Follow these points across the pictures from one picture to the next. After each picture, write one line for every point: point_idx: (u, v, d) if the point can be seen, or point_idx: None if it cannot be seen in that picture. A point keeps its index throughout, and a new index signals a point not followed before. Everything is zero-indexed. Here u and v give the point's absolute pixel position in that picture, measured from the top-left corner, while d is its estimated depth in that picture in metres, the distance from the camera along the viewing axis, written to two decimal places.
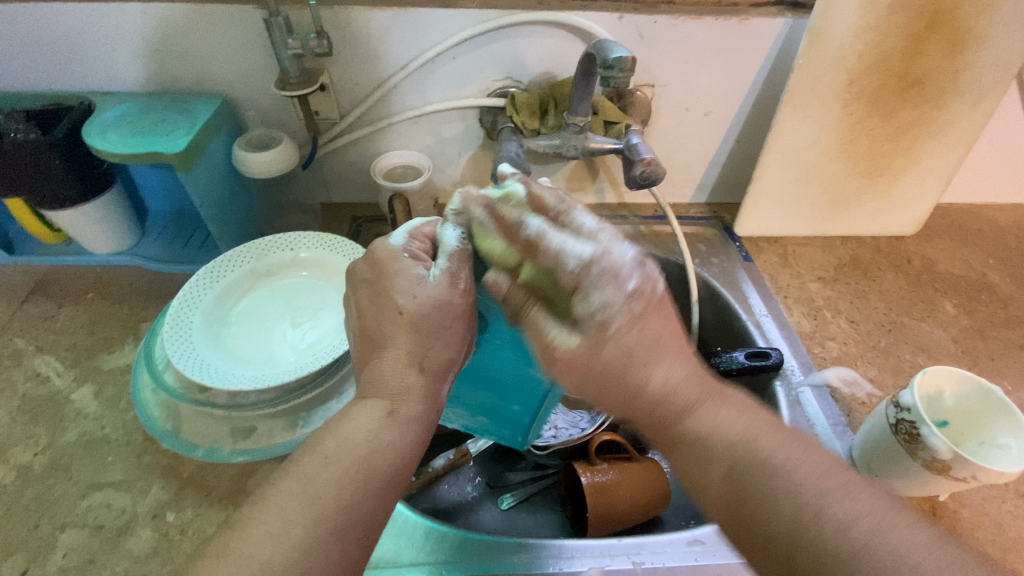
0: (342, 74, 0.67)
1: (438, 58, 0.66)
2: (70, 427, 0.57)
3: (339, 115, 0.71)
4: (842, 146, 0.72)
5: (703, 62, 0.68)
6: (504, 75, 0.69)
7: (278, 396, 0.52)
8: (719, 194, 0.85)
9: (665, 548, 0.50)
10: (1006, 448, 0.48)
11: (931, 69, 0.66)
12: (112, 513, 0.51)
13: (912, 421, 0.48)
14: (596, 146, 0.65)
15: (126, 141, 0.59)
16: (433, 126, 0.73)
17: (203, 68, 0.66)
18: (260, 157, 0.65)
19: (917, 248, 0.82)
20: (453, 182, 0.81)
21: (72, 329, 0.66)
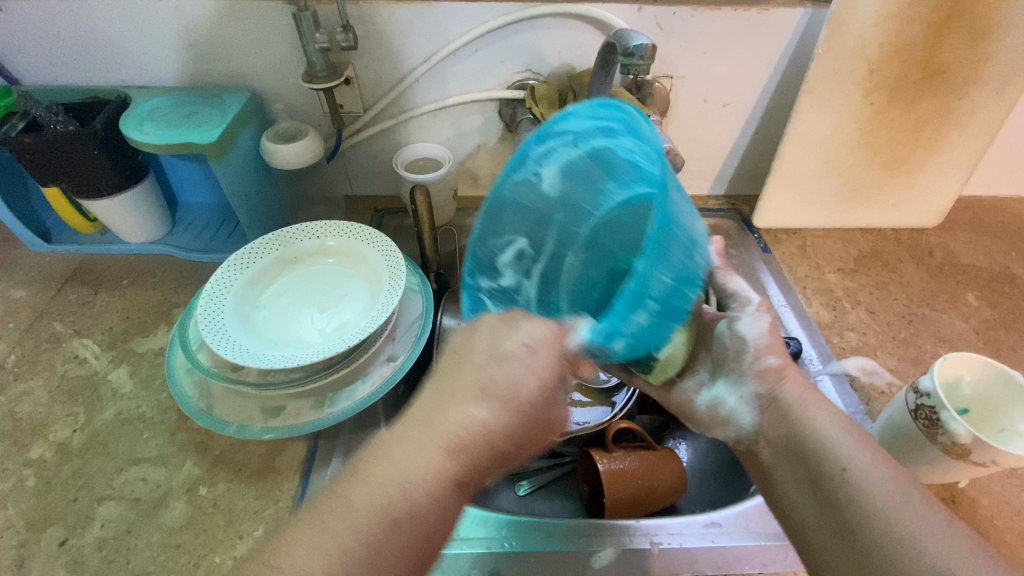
0: (366, 68, 0.69)
1: (460, 51, 0.68)
2: (107, 405, 0.59)
3: (362, 108, 0.73)
4: (861, 137, 0.72)
5: (721, 53, 0.69)
6: (524, 68, 0.70)
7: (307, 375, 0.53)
8: (737, 186, 0.85)
9: (682, 530, 0.51)
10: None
11: (953, 58, 0.65)
12: (148, 487, 0.53)
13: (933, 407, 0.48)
14: None
15: (162, 133, 0.62)
16: (454, 118, 0.75)
17: (233, 63, 0.68)
18: (288, 148, 0.67)
19: (938, 240, 0.81)
20: (472, 175, 0.82)
21: (107, 314, 0.69)
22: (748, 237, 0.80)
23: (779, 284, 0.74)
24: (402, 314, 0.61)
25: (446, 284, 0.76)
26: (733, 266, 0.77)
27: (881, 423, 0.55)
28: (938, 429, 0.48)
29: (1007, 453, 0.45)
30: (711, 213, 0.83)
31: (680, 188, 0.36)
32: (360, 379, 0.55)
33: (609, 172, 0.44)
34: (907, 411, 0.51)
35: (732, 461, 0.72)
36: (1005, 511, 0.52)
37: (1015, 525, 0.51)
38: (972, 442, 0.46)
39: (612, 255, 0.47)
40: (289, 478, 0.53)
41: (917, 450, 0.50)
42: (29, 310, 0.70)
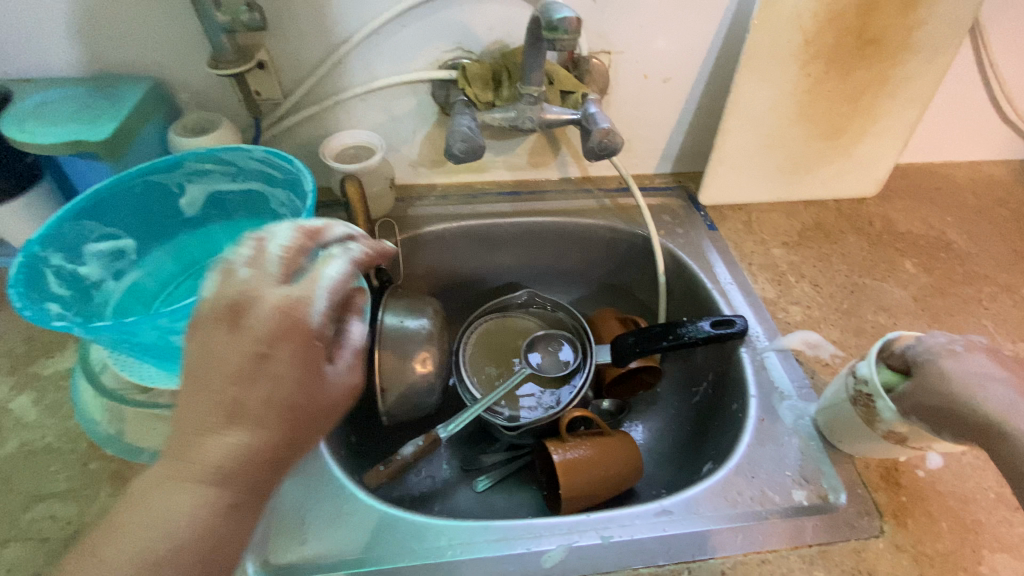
0: (281, 51, 0.64)
1: (382, 30, 0.63)
2: (7, 438, 0.54)
3: (282, 95, 0.67)
4: (800, 109, 0.72)
5: (659, 25, 0.66)
6: (455, 46, 0.66)
7: None
8: (683, 164, 0.83)
9: (632, 521, 0.50)
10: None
11: (886, 26, 0.65)
12: (59, 524, 0.48)
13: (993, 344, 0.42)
14: (552, 118, 0.63)
15: (48, 131, 0.55)
16: (384, 102, 0.70)
17: (127, 50, 0.61)
18: (199, 143, 0.61)
19: (878, 209, 0.83)
20: (410, 162, 0.78)
21: (7, 335, 0.62)
22: (695, 215, 0.79)
23: (725, 262, 0.73)
24: None
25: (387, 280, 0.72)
26: (681, 245, 0.76)
27: (824, 403, 0.55)
28: (875, 416, 0.48)
29: (939, 441, 0.46)
30: (658, 191, 0.82)
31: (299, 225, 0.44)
32: None
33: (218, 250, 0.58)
34: (847, 396, 0.51)
35: (685, 441, 0.72)
36: (945, 476, 0.53)
37: (954, 489, 0.52)
38: (906, 429, 0.47)
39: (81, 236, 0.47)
40: None
41: (857, 433, 0.51)
42: None
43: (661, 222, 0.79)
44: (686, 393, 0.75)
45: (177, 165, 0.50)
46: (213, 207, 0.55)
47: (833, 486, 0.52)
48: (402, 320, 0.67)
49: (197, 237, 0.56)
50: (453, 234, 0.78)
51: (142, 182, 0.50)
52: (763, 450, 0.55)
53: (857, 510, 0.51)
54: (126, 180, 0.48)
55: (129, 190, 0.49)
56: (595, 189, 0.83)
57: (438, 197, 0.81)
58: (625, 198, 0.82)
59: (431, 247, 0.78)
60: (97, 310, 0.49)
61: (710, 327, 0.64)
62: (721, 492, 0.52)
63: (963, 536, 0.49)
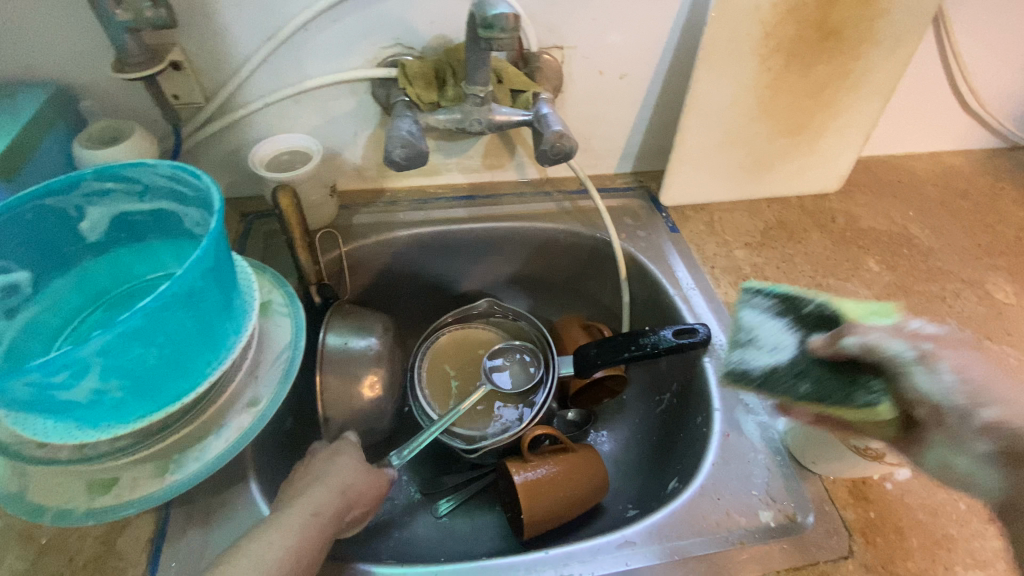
0: (198, 50, 0.57)
1: (311, 25, 0.58)
2: None
3: (204, 99, 0.61)
4: (762, 105, 0.69)
5: (612, 19, 0.62)
6: (393, 42, 0.60)
7: (138, 441, 0.43)
8: (644, 163, 0.80)
9: (594, 556, 0.47)
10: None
11: (846, 17, 0.62)
12: None
13: (811, 364, 0.44)
14: (501, 119, 0.59)
15: None
16: (319, 103, 0.64)
17: (19, 52, 0.54)
18: (107, 155, 0.55)
19: (841, 205, 0.81)
20: (354, 167, 0.73)
21: None
22: (656, 217, 0.77)
23: (688, 266, 0.71)
24: (267, 343, 0.52)
25: (332, 296, 0.66)
26: (642, 250, 0.73)
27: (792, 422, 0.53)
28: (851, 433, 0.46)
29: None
30: (618, 193, 0.79)
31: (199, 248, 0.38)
32: (213, 433, 0.46)
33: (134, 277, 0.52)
34: None
35: (651, 452, 0.69)
36: (912, 488, 0.52)
37: (922, 500, 0.51)
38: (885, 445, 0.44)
39: None
40: (134, 561, 0.44)
41: (831, 449, 0.49)
42: None
43: (622, 225, 0.75)
44: (652, 401, 0.73)
45: (71, 186, 0.45)
46: (120, 230, 0.49)
47: (802, 505, 0.50)
48: (348, 341, 0.62)
49: (104, 264, 0.50)
50: (404, 243, 0.74)
51: (30, 207, 0.44)
52: (728, 468, 0.53)
53: (825, 529, 0.49)
54: (11, 208, 0.43)
55: (17, 220, 0.44)
56: (554, 191, 0.79)
57: (387, 204, 0.76)
58: (585, 201, 0.78)
59: (381, 258, 0.73)
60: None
61: (672, 337, 0.62)
62: (686, 517, 0.50)
63: (931, 552, 0.48)
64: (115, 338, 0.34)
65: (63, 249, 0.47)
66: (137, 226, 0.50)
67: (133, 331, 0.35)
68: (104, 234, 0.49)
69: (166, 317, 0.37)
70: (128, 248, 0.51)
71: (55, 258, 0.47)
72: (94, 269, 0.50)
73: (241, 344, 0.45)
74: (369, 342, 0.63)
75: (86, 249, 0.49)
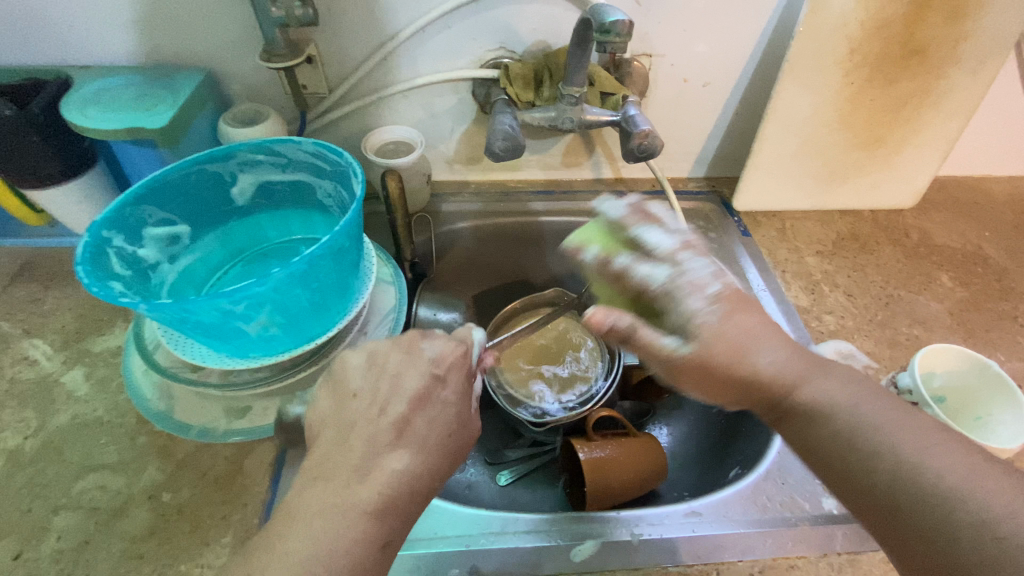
0: (329, 46, 0.65)
1: (429, 28, 0.64)
2: (60, 410, 0.56)
3: (327, 89, 0.69)
4: (841, 118, 0.71)
5: (701, 30, 0.67)
6: (497, 45, 0.67)
7: (272, 374, 0.50)
8: (718, 168, 0.83)
9: (662, 520, 0.50)
10: (1003, 424, 0.49)
11: (934, 36, 0.64)
12: (107, 495, 0.50)
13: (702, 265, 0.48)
14: (591, 119, 0.63)
15: (107, 117, 0.58)
16: (424, 99, 0.71)
17: (184, 40, 0.63)
18: (246, 133, 0.62)
19: (914, 221, 0.82)
20: (445, 159, 0.79)
21: (60, 312, 0.65)
22: (728, 221, 0.80)
23: (759, 268, 0.73)
24: (374, 306, 0.58)
25: (421, 274, 0.74)
26: (713, 250, 0.76)
27: None
28: None
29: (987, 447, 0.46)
30: (691, 196, 0.82)
31: (349, 212, 0.46)
32: None
33: (263, 239, 0.60)
34: None
35: (712, 445, 0.71)
36: None
37: None
38: None
39: (141, 218, 0.49)
40: (257, 481, 0.51)
41: None
42: None
43: (694, 227, 0.79)
44: (713, 399, 0.75)
45: (231, 155, 0.52)
46: (261, 197, 0.57)
47: None
48: (436, 313, 0.74)
49: (244, 224, 0.58)
50: (487, 230, 0.79)
51: (198, 170, 0.52)
52: (791, 457, 0.56)
53: None
54: (182, 169, 0.50)
55: (185, 179, 0.51)
56: (627, 191, 0.83)
57: (472, 194, 0.82)
58: (657, 201, 0.82)
59: (465, 243, 0.80)
60: (153, 291, 0.51)
61: None
62: (751, 497, 0.53)
63: None
64: (287, 275, 0.42)
65: (215, 209, 0.55)
66: (275, 196, 0.57)
67: (298, 273, 0.43)
68: (249, 199, 0.57)
69: (320, 265, 0.44)
70: (264, 214, 0.59)
71: (207, 217, 0.55)
72: (234, 229, 0.58)
73: (362, 300, 0.52)
74: (452, 315, 0.76)
75: (231, 212, 0.57)
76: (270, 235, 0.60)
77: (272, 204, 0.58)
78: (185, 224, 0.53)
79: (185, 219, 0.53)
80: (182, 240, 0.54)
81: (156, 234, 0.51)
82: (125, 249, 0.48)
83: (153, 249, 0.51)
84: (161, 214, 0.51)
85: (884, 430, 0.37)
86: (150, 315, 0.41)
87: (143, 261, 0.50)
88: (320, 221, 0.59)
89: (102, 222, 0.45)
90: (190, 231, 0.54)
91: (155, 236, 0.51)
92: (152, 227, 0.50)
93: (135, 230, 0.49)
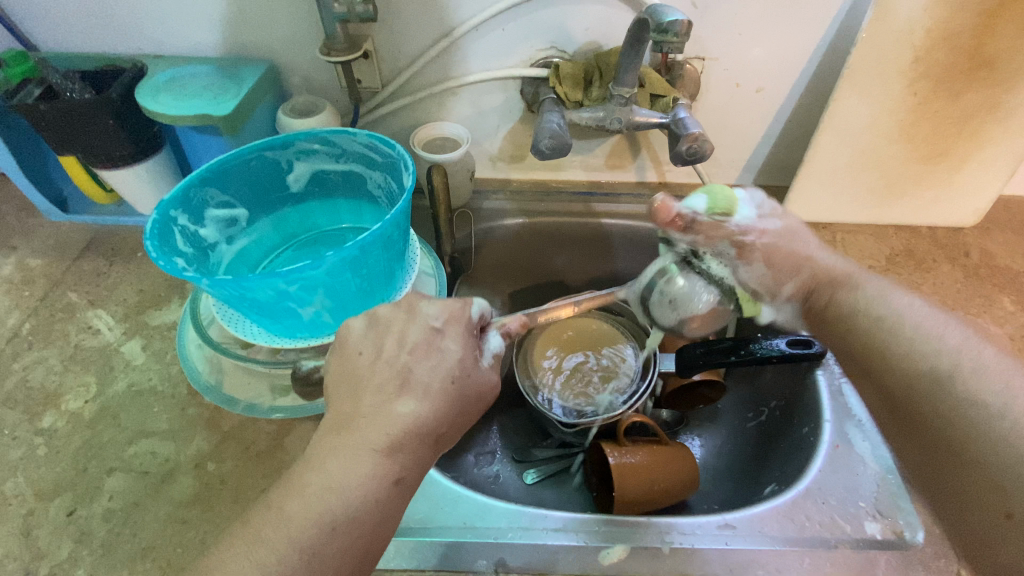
0: (385, 42, 0.67)
1: (483, 27, 0.65)
2: (118, 377, 0.59)
3: (381, 84, 0.71)
4: (901, 129, 0.68)
5: (758, 35, 0.65)
6: (548, 45, 0.67)
7: (316, 355, 0.52)
8: (766, 177, 0.81)
9: (695, 530, 0.49)
10: None
11: (1008, 46, 0.61)
12: (156, 460, 0.53)
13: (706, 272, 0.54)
14: (641, 120, 0.63)
15: (177, 103, 0.61)
16: (474, 97, 0.73)
17: (248, 32, 0.66)
18: (302, 124, 0.65)
19: (976, 240, 0.78)
20: (490, 156, 0.80)
21: (122, 286, 0.69)
22: None
23: None
24: (414, 297, 0.59)
25: (461, 268, 0.76)
26: None
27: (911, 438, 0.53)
28: None
29: None
30: None
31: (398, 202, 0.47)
32: None
33: (315, 227, 0.62)
34: None
35: (746, 458, 0.70)
36: None
37: None
38: None
39: (206, 200, 0.52)
40: (295, 457, 0.53)
41: None
42: (45, 279, 0.70)
43: None
44: (750, 412, 0.72)
45: (289, 143, 0.54)
46: (315, 186, 0.59)
47: (912, 523, 0.50)
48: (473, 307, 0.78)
49: (298, 211, 0.60)
50: (528, 229, 0.80)
51: (259, 157, 0.54)
52: (834, 476, 0.54)
53: (934, 550, 0.49)
54: (244, 155, 0.53)
55: (245, 165, 0.54)
56: (671, 195, 0.82)
57: (514, 192, 0.82)
58: None
59: (505, 240, 0.80)
60: (212, 270, 0.53)
61: (785, 346, 0.63)
62: (788, 514, 0.51)
63: None
64: (338, 261, 0.44)
65: (272, 195, 0.58)
66: (328, 186, 0.59)
67: (348, 259, 0.44)
68: (303, 187, 0.59)
69: (369, 252, 0.46)
70: (317, 202, 0.61)
71: (264, 202, 0.58)
72: (288, 216, 0.60)
73: (405, 289, 0.53)
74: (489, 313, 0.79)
75: (287, 199, 0.59)
76: (321, 223, 0.62)
77: (325, 192, 0.60)
78: (244, 208, 0.56)
79: (245, 203, 0.56)
80: (241, 223, 0.56)
81: (218, 215, 0.54)
82: (190, 228, 0.50)
83: (214, 230, 0.53)
84: (223, 197, 0.54)
85: (926, 366, 0.46)
86: (209, 291, 0.43)
87: (205, 241, 0.52)
88: (369, 211, 0.60)
89: (169, 202, 0.48)
90: (249, 214, 0.57)
91: (216, 217, 0.53)
92: (213, 208, 0.53)
93: (199, 211, 0.51)
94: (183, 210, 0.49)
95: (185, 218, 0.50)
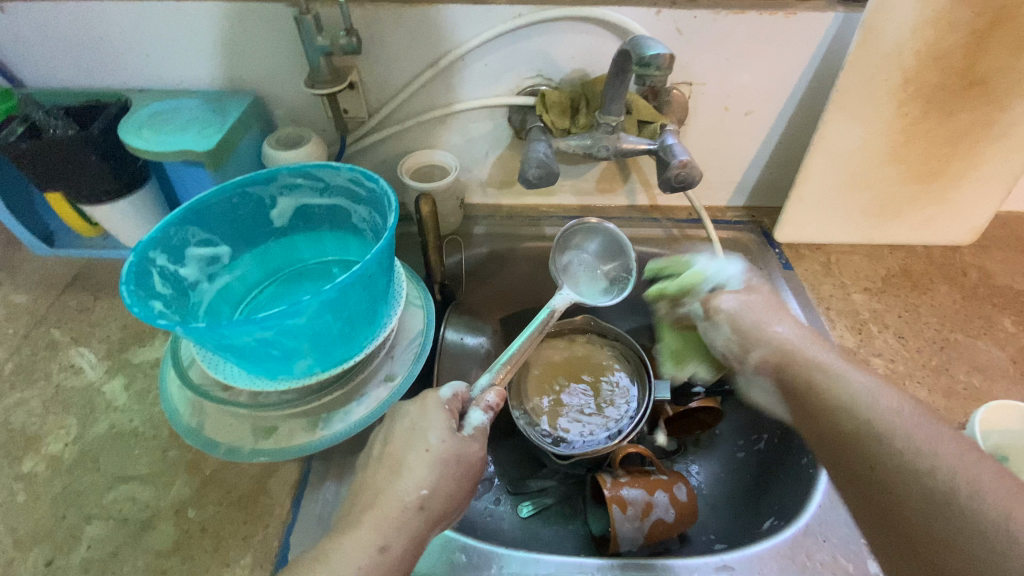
0: (371, 72, 0.66)
1: (468, 56, 0.65)
2: (100, 418, 0.58)
3: (367, 114, 0.70)
4: (893, 150, 0.68)
5: (745, 60, 0.65)
6: (535, 73, 0.67)
7: (300, 396, 0.51)
8: (759, 197, 0.81)
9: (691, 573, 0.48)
10: None
11: (998, 68, 0.60)
12: (136, 507, 0.51)
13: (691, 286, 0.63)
14: (629, 147, 0.62)
15: (159, 139, 0.61)
16: (462, 125, 0.72)
17: (231, 65, 0.66)
18: (288, 155, 0.64)
19: (973, 258, 0.77)
20: (480, 182, 0.80)
21: (107, 322, 0.68)
22: (769, 252, 0.77)
23: (801, 303, 0.70)
24: (402, 329, 0.58)
25: (450, 295, 0.75)
26: None
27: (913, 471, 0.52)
28: None
29: None
30: (730, 225, 0.80)
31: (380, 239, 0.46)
32: (355, 401, 0.53)
33: (299, 260, 0.61)
34: None
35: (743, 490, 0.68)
36: None
37: None
38: None
39: (184, 240, 0.51)
40: (280, 502, 0.52)
41: None
42: (29, 316, 0.69)
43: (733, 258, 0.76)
44: (740, 441, 0.72)
45: (271, 179, 0.53)
46: (299, 219, 0.59)
47: None
48: (463, 336, 0.74)
49: (281, 245, 0.60)
50: (519, 255, 0.79)
51: (240, 193, 0.53)
52: (836, 512, 0.53)
53: None
54: (226, 192, 0.52)
55: (228, 202, 0.53)
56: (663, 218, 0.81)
57: (505, 217, 0.82)
58: (694, 229, 0.80)
59: (495, 268, 0.79)
60: (192, 310, 0.52)
61: None
62: (788, 553, 0.50)
63: None
64: (319, 303, 0.43)
65: (255, 231, 0.57)
66: (314, 219, 0.59)
67: (328, 300, 0.43)
68: (288, 221, 0.58)
69: (350, 291, 0.45)
70: (301, 235, 0.60)
71: (246, 239, 0.57)
72: (272, 251, 0.60)
73: (390, 325, 0.53)
74: (478, 340, 0.76)
75: (270, 234, 0.58)
76: (305, 256, 0.61)
77: (308, 225, 0.59)
78: (226, 247, 0.55)
79: (226, 242, 0.55)
80: (221, 261, 0.55)
81: (199, 255, 0.53)
82: (168, 272, 0.49)
83: (193, 269, 0.52)
84: (204, 235, 0.53)
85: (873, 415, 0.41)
86: (187, 338, 0.42)
87: (183, 282, 0.51)
88: (356, 243, 0.59)
89: (148, 247, 0.46)
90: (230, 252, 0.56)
91: (196, 257, 0.52)
92: (195, 249, 0.52)
93: (178, 253, 0.50)
94: (162, 253, 0.48)
95: (164, 261, 0.49)
